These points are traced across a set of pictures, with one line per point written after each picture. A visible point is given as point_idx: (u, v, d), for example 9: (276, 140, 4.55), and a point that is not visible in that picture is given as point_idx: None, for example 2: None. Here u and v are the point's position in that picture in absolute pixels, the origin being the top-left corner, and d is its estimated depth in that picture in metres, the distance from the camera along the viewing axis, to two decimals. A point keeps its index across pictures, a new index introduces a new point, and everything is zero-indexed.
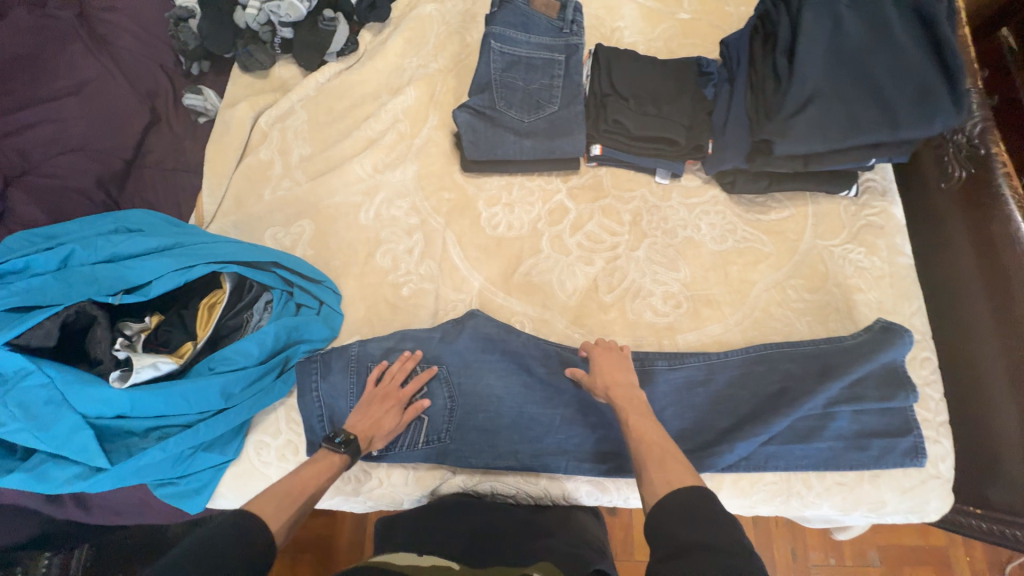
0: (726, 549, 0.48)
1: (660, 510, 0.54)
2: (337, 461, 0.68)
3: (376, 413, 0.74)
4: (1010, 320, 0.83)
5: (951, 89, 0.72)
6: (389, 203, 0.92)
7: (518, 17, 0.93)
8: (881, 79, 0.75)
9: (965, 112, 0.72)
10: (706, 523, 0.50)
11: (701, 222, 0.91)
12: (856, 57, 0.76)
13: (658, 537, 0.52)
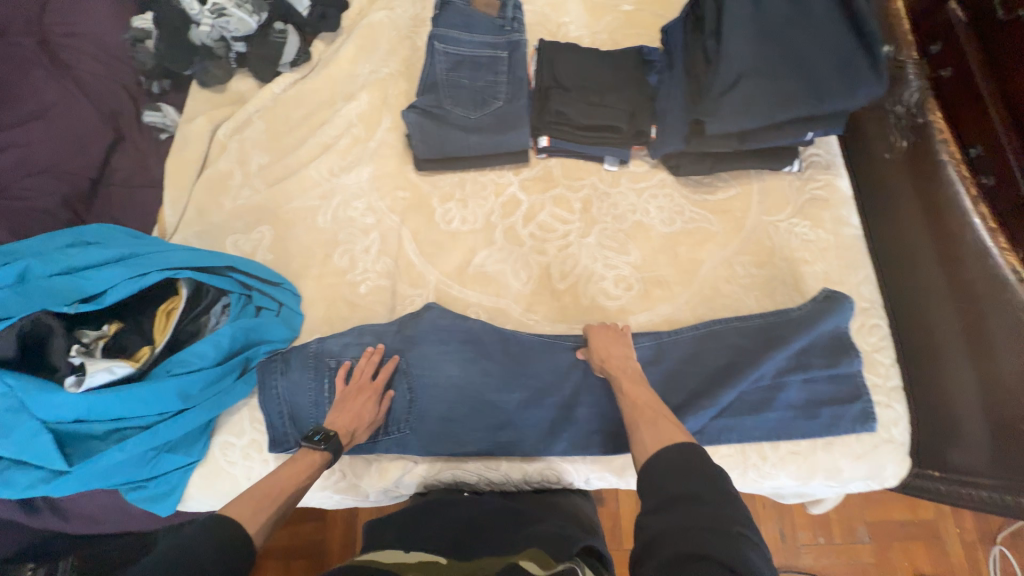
0: (707, 502, 0.51)
1: (650, 467, 0.57)
2: (319, 459, 0.70)
3: (355, 409, 0.76)
4: (959, 282, 0.84)
5: (871, 61, 0.75)
6: (347, 205, 0.95)
7: (460, 19, 0.96)
8: (806, 56, 0.78)
9: (886, 80, 0.75)
10: (693, 475, 0.54)
11: (649, 205, 0.93)
12: (781, 36, 0.79)
13: (649, 489, 0.56)
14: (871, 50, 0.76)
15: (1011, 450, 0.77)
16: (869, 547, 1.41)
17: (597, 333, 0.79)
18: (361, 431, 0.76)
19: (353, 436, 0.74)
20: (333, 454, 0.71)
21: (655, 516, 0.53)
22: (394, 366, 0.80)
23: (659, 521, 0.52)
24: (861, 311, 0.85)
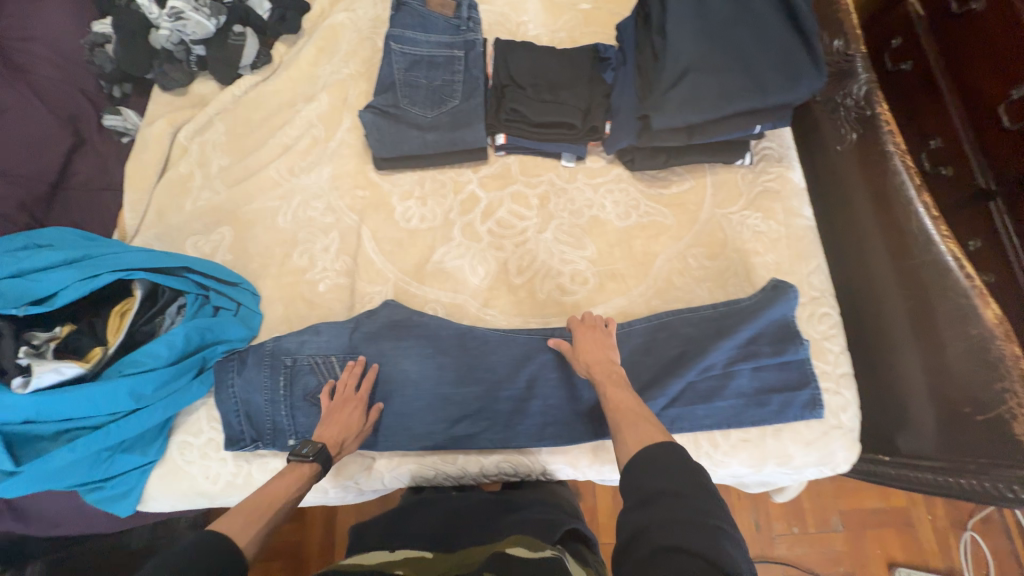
0: (687, 497, 0.51)
1: (632, 463, 0.56)
2: (308, 471, 0.70)
3: (341, 420, 0.76)
4: (907, 269, 0.85)
5: (811, 58, 0.78)
6: (307, 204, 0.96)
7: (416, 19, 0.97)
8: (746, 51, 0.79)
9: (825, 72, 0.77)
10: (673, 472, 0.53)
11: (605, 200, 0.94)
12: (722, 31, 0.81)
13: (630, 486, 0.55)
14: (810, 45, 0.78)
15: (957, 433, 0.78)
16: (842, 536, 1.42)
17: (582, 335, 0.78)
18: (351, 441, 0.76)
19: (341, 448, 0.75)
20: (323, 466, 0.71)
21: (636, 513, 0.52)
22: (372, 374, 0.81)
23: (641, 518, 0.51)
24: (812, 301, 0.86)
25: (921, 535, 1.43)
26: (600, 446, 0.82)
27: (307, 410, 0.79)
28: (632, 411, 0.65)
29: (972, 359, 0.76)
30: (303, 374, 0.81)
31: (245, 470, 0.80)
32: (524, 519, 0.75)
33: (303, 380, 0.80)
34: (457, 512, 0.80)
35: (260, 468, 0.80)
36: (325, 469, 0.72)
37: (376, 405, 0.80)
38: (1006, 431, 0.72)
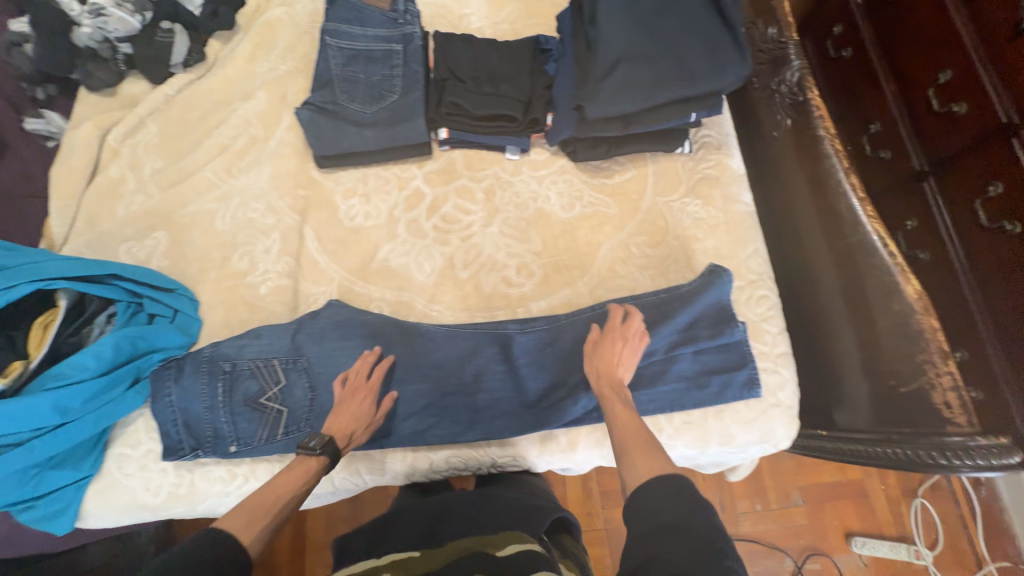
0: (700, 534, 0.51)
1: (645, 489, 0.57)
2: (316, 466, 0.69)
3: (353, 413, 0.75)
4: (842, 248, 0.88)
5: (736, 47, 0.80)
6: (247, 206, 0.94)
7: (351, 13, 0.96)
8: (675, 39, 0.81)
9: (749, 61, 0.80)
10: (685, 505, 0.54)
11: (550, 191, 0.95)
12: (651, 21, 0.82)
13: (640, 512, 0.56)
14: (734, 35, 0.81)
15: (887, 406, 0.81)
16: (802, 510, 1.45)
17: (608, 346, 0.75)
18: (362, 433, 0.76)
19: (351, 440, 0.74)
20: (332, 459, 0.71)
21: (643, 542, 0.53)
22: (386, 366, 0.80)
23: (648, 548, 0.52)
24: (750, 284, 0.88)
25: (876, 506, 1.46)
26: (548, 436, 0.82)
27: (250, 415, 0.78)
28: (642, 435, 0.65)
29: (898, 332, 0.79)
30: (244, 379, 0.79)
31: (187, 480, 0.79)
32: (511, 501, 0.83)
33: (244, 385, 0.79)
34: (439, 514, 0.81)
35: (204, 476, 0.79)
36: (335, 462, 0.71)
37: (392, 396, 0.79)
38: (926, 402, 0.77)
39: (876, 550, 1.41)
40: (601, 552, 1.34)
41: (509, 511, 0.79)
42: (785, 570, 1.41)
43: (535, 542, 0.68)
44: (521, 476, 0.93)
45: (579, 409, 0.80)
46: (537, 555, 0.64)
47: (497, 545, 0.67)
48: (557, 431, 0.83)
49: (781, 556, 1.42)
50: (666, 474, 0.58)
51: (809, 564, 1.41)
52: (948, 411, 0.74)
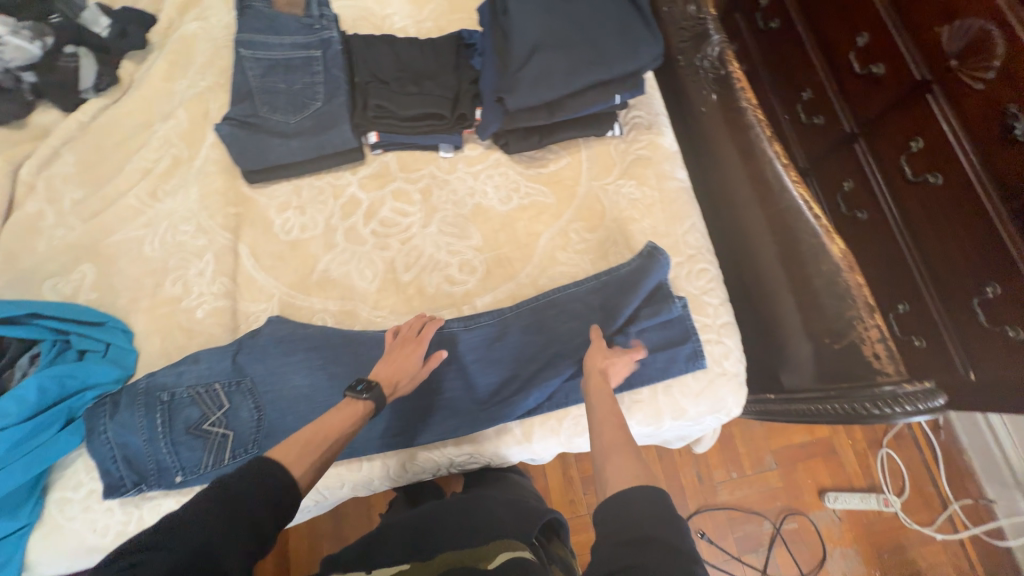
0: (676, 552, 0.51)
1: (624, 498, 0.57)
2: (361, 407, 0.67)
3: (402, 361, 0.74)
4: (775, 212, 0.90)
5: (648, 30, 0.84)
6: (176, 229, 0.91)
7: (264, 22, 0.93)
8: (587, 25, 0.83)
9: (661, 42, 0.83)
10: (667, 519, 0.54)
11: (486, 186, 0.95)
12: (562, 8, 0.84)
13: (618, 522, 0.55)
14: (644, 19, 0.85)
15: (827, 363, 0.83)
16: (776, 473, 1.46)
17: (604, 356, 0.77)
18: (407, 381, 0.74)
19: (395, 385, 0.73)
20: (376, 403, 0.69)
21: (618, 552, 0.52)
22: (432, 324, 0.80)
23: (624, 559, 0.51)
24: (689, 259, 0.90)
25: (846, 461, 1.48)
26: (502, 430, 0.83)
27: (193, 443, 0.76)
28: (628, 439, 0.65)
29: (829, 287, 0.83)
30: (185, 407, 0.77)
31: (135, 517, 0.76)
32: (498, 499, 0.84)
33: (184, 413, 0.77)
34: (420, 522, 0.79)
35: (153, 510, 0.76)
36: (378, 406, 0.69)
37: (439, 353, 0.77)
38: (858, 356, 0.80)
39: (848, 503, 1.41)
40: (585, 539, 1.34)
41: (496, 516, 0.78)
42: (765, 534, 1.40)
43: (524, 548, 0.68)
44: (503, 475, 0.94)
45: (531, 401, 0.80)
46: (528, 565, 0.64)
47: (488, 555, 0.66)
48: (511, 424, 0.83)
49: (759, 519, 1.42)
50: (646, 484, 0.58)
51: (788, 525, 1.41)
52: (878, 362, 0.78)
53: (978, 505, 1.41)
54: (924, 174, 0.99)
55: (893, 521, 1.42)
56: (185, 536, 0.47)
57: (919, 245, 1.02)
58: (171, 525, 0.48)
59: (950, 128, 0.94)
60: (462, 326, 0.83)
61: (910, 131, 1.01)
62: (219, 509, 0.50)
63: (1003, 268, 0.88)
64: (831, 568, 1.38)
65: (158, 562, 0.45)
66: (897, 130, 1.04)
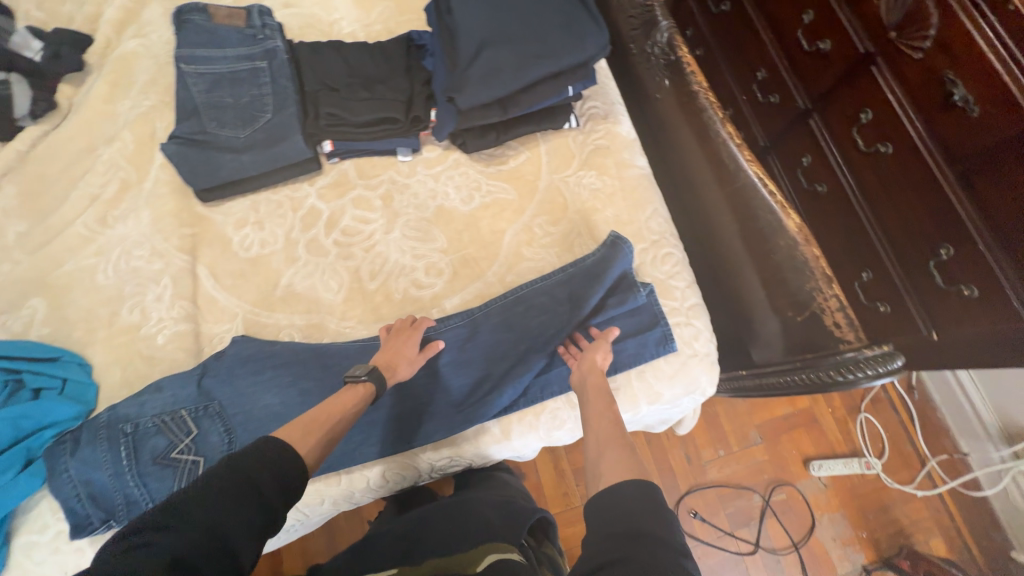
0: (665, 544, 0.53)
1: (616, 492, 0.60)
2: (362, 392, 0.71)
3: (399, 348, 0.77)
4: (735, 191, 0.91)
5: (594, 21, 0.85)
6: (129, 254, 0.88)
7: (204, 35, 0.90)
8: (532, 20, 0.83)
9: (607, 32, 0.84)
10: (654, 513, 0.56)
11: (447, 187, 0.94)
12: (506, 4, 0.84)
13: (609, 515, 0.58)
14: (588, 11, 0.86)
15: (795, 336, 0.84)
16: (762, 447, 1.48)
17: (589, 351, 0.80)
18: (406, 365, 0.77)
19: (393, 368, 0.76)
20: (377, 386, 0.73)
21: (609, 542, 0.54)
22: (425, 323, 0.82)
23: (614, 548, 0.53)
24: (653, 245, 0.91)
25: (827, 429, 1.51)
26: (480, 430, 0.82)
27: (161, 473, 0.73)
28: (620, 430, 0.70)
29: (789, 262, 0.84)
30: (150, 437, 0.74)
31: None
32: (486, 501, 0.83)
33: (150, 443, 0.74)
34: (407, 529, 0.79)
35: None
36: (379, 388, 0.73)
37: (437, 345, 0.81)
38: (820, 326, 0.81)
39: (832, 469, 1.44)
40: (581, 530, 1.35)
41: (483, 517, 0.77)
42: (756, 508, 1.42)
43: (513, 550, 0.67)
44: (490, 475, 0.94)
45: (506, 399, 0.80)
46: (517, 567, 0.63)
47: (477, 558, 0.65)
48: (489, 423, 0.83)
49: (749, 494, 1.43)
50: (637, 479, 0.61)
51: (776, 496, 1.43)
52: (839, 330, 0.79)
53: (954, 459, 1.45)
54: (875, 144, 1.02)
55: (876, 482, 1.45)
56: (195, 514, 0.49)
57: (877, 214, 1.05)
58: (177, 508, 0.50)
59: (895, 98, 0.97)
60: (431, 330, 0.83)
61: (859, 103, 1.04)
62: (228, 491, 0.52)
63: (955, 229, 0.91)
64: (821, 535, 1.40)
65: (169, 540, 0.47)
66: (847, 103, 1.07)
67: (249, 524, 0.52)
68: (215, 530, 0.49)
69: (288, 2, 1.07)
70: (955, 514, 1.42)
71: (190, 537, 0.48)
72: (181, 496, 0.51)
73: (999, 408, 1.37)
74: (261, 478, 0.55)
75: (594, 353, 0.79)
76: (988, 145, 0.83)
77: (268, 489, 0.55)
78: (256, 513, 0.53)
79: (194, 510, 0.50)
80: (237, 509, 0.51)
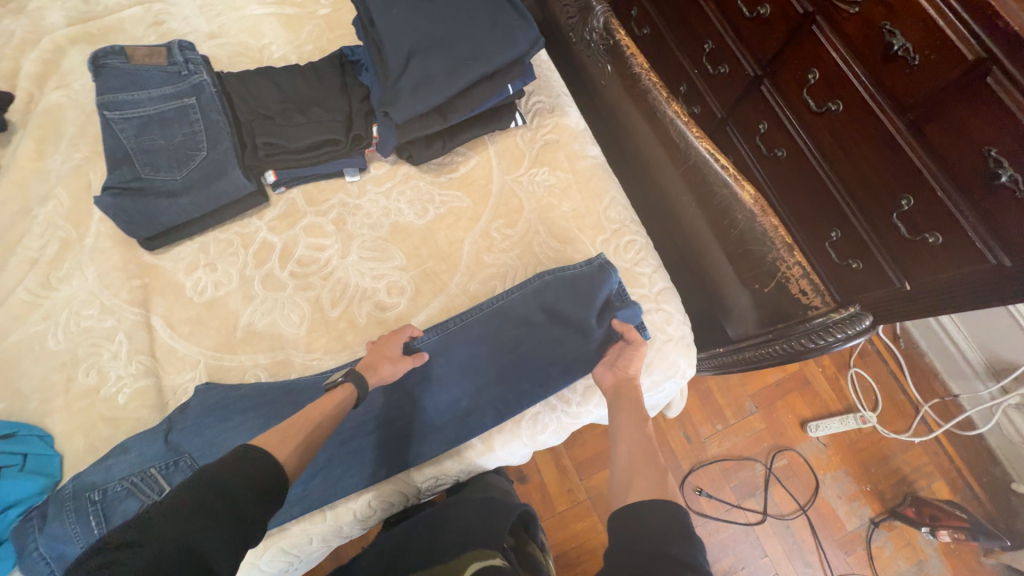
0: (684, 566, 0.55)
1: (644, 509, 0.63)
2: (341, 395, 0.70)
3: (379, 349, 0.77)
4: (690, 170, 0.89)
5: (519, 16, 0.84)
6: (78, 314, 0.85)
7: (124, 78, 0.86)
8: (458, 23, 0.82)
9: (535, 26, 0.84)
10: (677, 534, 0.59)
11: (400, 202, 0.92)
12: (429, 9, 0.83)
13: (636, 531, 0.61)
14: (514, 7, 0.85)
15: (764, 307, 0.84)
16: (758, 416, 1.48)
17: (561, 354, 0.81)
18: (388, 364, 0.76)
19: (373, 366, 0.75)
20: (356, 387, 0.72)
21: (632, 557, 0.57)
22: (408, 332, 0.80)
23: (637, 562, 0.56)
24: (615, 234, 0.90)
25: (822, 390, 1.51)
26: (463, 446, 0.81)
27: None
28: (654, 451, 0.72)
29: (749, 237, 0.83)
30: (121, 500, 0.71)
31: None
32: (471, 505, 0.81)
33: (120, 507, 0.70)
34: (396, 546, 0.78)
35: None
36: (358, 389, 0.72)
37: (422, 355, 0.80)
38: (786, 295, 0.81)
39: (829, 428, 1.44)
40: (591, 524, 1.33)
41: (468, 523, 0.76)
42: (759, 477, 1.41)
43: (494, 555, 0.67)
44: (479, 479, 0.91)
45: (490, 419, 0.79)
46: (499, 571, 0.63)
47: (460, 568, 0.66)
48: (473, 440, 0.81)
49: (752, 464, 1.43)
50: (666, 500, 0.64)
51: (778, 462, 1.43)
52: (805, 297, 0.80)
53: (947, 402, 1.46)
54: (826, 103, 1.01)
55: (873, 435, 1.45)
56: (164, 529, 0.50)
57: (838, 172, 1.04)
58: (145, 522, 0.51)
59: (840, 55, 0.95)
60: (410, 342, 0.82)
61: (806, 65, 1.03)
62: (199, 504, 0.53)
63: (912, 178, 0.90)
64: (827, 495, 1.40)
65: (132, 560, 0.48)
66: (795, 66, 1.05)
67: (220, 535, 0.52)
68: (183, 543, 0.50)
69: (214, 33, 1.04)
70: (953, 455, 1.43)
71: (155, 554, 0.49)
72: (149, 512, 0.52)
73: (983, 346, 1.37)
74: (238, 491, 0.55)
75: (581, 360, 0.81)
76: (933, 91, 0.83)
77: (247, 500, 0.56)
78: (231, 531, 0.53)
79: (163, 525, 0.50)
80: (208, 523, 0.52)
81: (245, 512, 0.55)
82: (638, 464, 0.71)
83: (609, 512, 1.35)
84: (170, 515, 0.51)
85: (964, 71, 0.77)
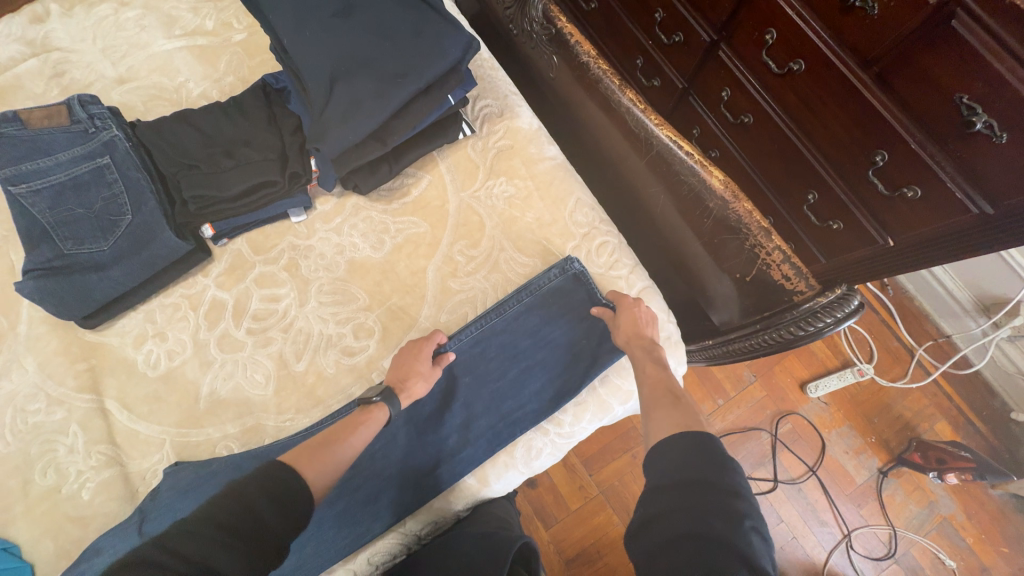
0: (712, 493, 0.50)
1: (665, 447, 0.58)
2: (376, 414, 0.70)
3: (409, 365, 0.74)
4: (655, 158, 0.84)
5: (446, 21, 0.78)
6: (24, 410, 0.78)
7: (22, 145, 0.76)
8: (380, 38, 0.76)
9: (466, 29, 0.78)
10: (702, 463, 0.53)
11: (353, 236, 0.86)
12: (346, 25, 0.76)
13: (660, 468, 0.56)
14: (438, 12, 0.79)
15: (747, 294, 0.80)
16: (757, 385, 1.45)
17: (547, 377, 0.80)
18: (421, 383, 0.74)
19: (407, 386, 0.73)
20: (392, 407, 0.72)
21: (657, 498, 0.53)
22: (436, 340, 0.77)
23: (661, 502, 0.52)
24: (585, 238, 0.85)
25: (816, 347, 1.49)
26: (457, 487, 0.77)
27: None
28: (665, 390, 0.68)
29: (721, 224, 0.79)
30: None
31: None
32: (467, 535, 0.76)
33: None
34: None
35: None
36: (394, 408, 0.72)
37: (448, 356, 0.78)
38: (769, 282, 0.77)
39: (829, 386, 1.42)
40: (607, 518, 1.30)
41: (466, 562, 0.71)
42: (766, 445, 1.39)
43: None
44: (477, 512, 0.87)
45: (483, 457, 0.77)
46: None
47: None
48: (466, 480, 0.77)
49: (758, 433, 1.40)
50: (687, 431, 0.59)
51: (783, 428, 1.41)
52: (789, 282, 0.75)
53: (940, 342, 1.45)
54: (787, 64, 0.95)
55: (872, 386, 1.44)
56: (185, 547, 0.48)
57: (808, 134, 0.98)
58: (173, 538, 0.48)
59: (795, 11, 0.89)
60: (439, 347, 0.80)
61: (761, 26, 0.95)
62: (218, 520, 0.50)
63: (883, 134, 0.85)
64: (833, 452, 1.39)
65: None
66: (750, 27, 0.98)
67: (241, 555, 0.49)
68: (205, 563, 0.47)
69: (123, 78, 0.95)
70: (952, 394, 1.43)
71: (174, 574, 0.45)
72: (172, 532, 0.49)
73: (971, 284, 1.36)
74: (257, 505, 0.54)
75: (568, 376, 0.79)
76: (899, 40, 0.77)
77: (271, 520, 0.54)
78: (257, 557, 0.51)
79: (179, 543, 0.48)
80: (229, 542, 0.49)
81: (269, 528, 0.53)
82: (658, 407, 0.66)
83: (622, 503, 1.33)
84: (187, 531, 0.49)
85: (929, 16, 0.72)
